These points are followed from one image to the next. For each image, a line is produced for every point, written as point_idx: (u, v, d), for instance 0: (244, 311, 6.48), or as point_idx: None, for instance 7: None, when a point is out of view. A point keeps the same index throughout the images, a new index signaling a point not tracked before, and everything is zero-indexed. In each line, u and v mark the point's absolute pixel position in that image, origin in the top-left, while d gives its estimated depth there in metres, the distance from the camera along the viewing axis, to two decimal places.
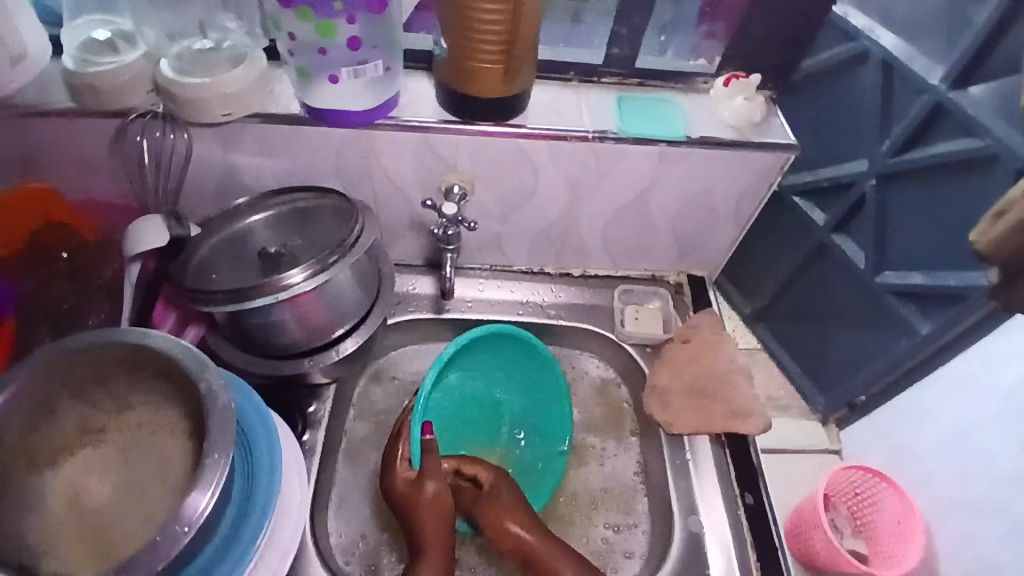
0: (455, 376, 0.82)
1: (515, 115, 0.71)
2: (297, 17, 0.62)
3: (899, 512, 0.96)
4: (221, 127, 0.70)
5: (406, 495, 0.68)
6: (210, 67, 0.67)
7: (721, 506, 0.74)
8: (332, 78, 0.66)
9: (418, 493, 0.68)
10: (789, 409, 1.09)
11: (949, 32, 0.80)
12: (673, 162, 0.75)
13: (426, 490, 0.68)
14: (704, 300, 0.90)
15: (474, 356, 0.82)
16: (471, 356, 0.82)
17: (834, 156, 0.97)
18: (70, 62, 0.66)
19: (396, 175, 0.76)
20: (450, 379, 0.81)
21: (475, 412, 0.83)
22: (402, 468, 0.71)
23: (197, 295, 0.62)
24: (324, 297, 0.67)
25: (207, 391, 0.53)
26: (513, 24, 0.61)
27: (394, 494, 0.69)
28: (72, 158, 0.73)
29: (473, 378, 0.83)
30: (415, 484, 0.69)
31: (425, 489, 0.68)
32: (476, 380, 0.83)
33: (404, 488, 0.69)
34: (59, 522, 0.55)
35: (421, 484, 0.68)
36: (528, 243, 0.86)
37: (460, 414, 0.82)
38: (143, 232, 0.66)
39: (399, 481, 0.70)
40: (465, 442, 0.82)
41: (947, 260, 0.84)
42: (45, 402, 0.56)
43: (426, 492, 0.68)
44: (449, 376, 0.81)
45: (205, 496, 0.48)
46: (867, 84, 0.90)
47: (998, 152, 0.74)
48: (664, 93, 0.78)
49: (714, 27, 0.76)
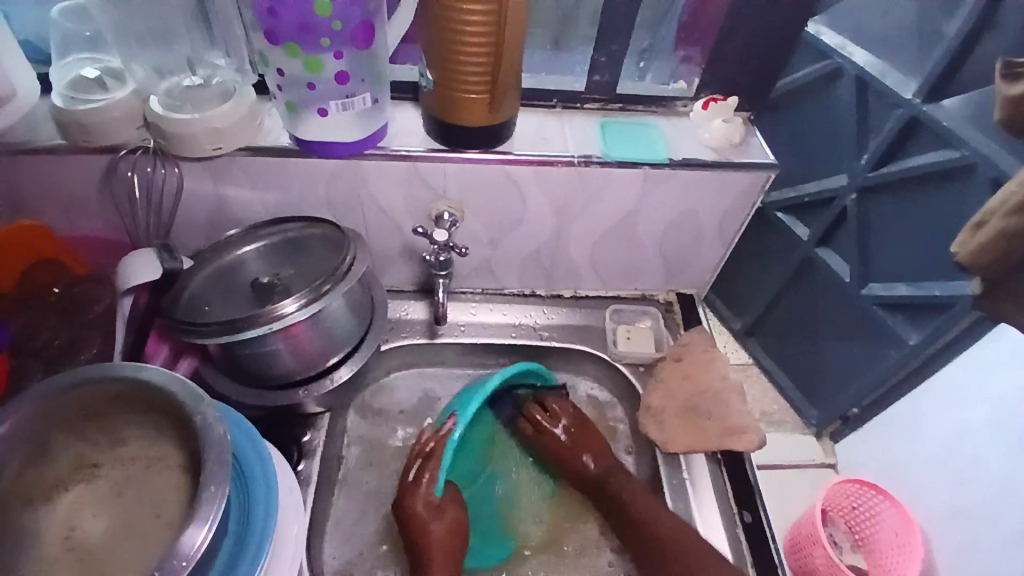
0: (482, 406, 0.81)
1: (500, 142, 0.73)
2: (285, 53, 0.63)
3: (896, 524, 0.98)
4: (211, 160, 0.71)
5: (419, 522, 0.70)
6: (199, 104, 0.67)
7: (720, 524, 0.74)
8: (321, 110, 0.67)
9: (426, 532, 0.70)
10: (783, 424, 1.10)
11: (921, 48, 0.83)
12: (658, 183, 0.77)
13: (432, 531, 0.70)
14: (693, 317, 0.91)
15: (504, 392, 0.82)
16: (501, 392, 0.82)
17: (815, 172, 0.99)
18: (60, 100, 0.66)
19: (385, 204, 0.77)
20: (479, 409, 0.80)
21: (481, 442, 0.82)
22: (423, 489, 0.73)
23: (190, 327, 0.62)
24: (317, 326, 0.68)
25: (202, 423, 0.53)
26: (497, 55, 0.62)
27: (406, 516, 0.71)
28: (64, 195, 0.74)
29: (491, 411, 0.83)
30: (433, 511, 0.71)
31: (432, 529, 0.70)
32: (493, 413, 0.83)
33: (422, 513, 0.71)
34: (53, 563, 0.56)
35: (435, 518, 0.71)
36: (518, 266, 0.87)
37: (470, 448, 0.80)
38: (135, 266, 0.67)
39: (417, 502, 0.72)
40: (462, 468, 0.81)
41: (930, 271, 0.85)
42: (39, 440, 0.56)
43: (433, 533, 0.70)
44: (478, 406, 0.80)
45: (202, 530, 0.47)
46: (843, 101, 0.93)
47: (976, 161, 0.77)
48: (646, 117, 0.80)
49: (689, 52, 0.79)
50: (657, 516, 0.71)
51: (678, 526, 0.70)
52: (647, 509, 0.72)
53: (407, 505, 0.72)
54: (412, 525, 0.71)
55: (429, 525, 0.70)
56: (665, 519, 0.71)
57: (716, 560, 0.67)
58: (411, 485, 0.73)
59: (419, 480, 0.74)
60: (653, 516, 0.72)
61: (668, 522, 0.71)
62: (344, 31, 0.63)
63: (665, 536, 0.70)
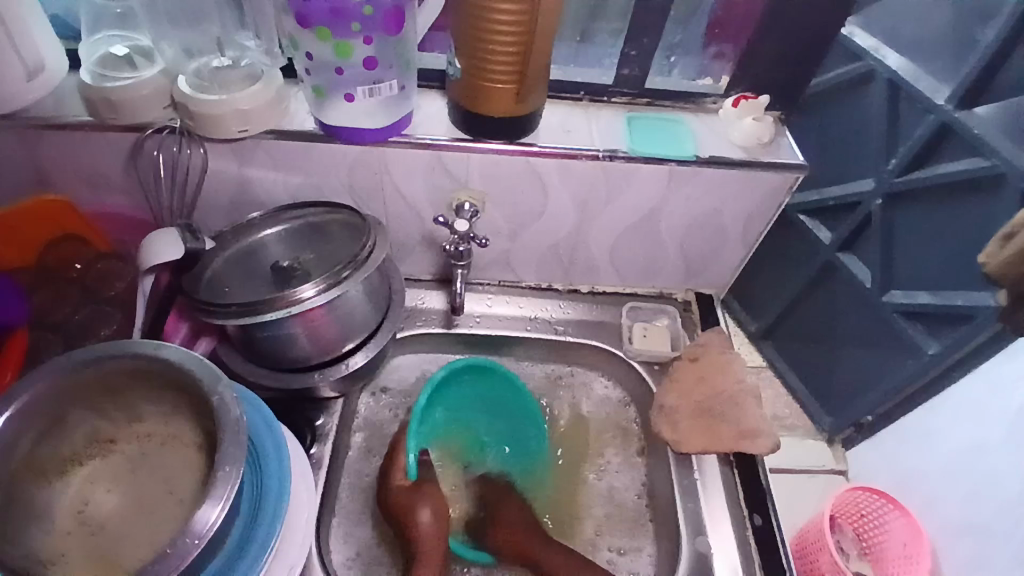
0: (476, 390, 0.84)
1: (525, 133, 0.72)
2: (315, 37, 0.63)
3: (906, 533, 0.94)
4: (236, 141, 0.71)
5: (405, 504, 0.70)
6: (227, 85, 0.68)
7: (729, 527, 0.74)
8: (348, 96, 0.67)
9: (414, 521, 0.69)
10: (795, 429, 1.09)
11: (957, 52, 0.80)
12: (683, 180, 0.75)
13: (421, 521, 0.69)
14: (711, 318, 0.90)
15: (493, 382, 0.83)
16: (491, 380, 0.83)
17: (842, 175, 0.97)
18: (87, 76, 0.67)
19: (406, 191, 0.76)
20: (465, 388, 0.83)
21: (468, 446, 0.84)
22: (398, 476, 0.73)
23: (209, 307, 0.62)
24: (335, 312, 0.68)
25: (219, 404, 0.53)
26: (527, 47, 0.61)
27: (393, 503, 0.71)
28: (88, 171, 0.74)
29: (484, 400, 0.85)
30: (416, 497, 0.71)
31: (420, 520, 0.69)
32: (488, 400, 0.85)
33: (405, 498, 0.71)
34: (66, 535, 0.57)
35: (420, 504, 0.70)
36: (536, 259, 0.86)
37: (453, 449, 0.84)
38: (155, 245, 0.66)
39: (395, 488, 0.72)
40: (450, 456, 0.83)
41: (954, 281, 0.84)
42: (55, 415, 0.56)
43: (421, 523, 0.69)
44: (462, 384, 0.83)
45: (215, 510, 0.48)
46: (875, 104, 0.91)
47: (1005, 171, 0.75)
48: (673, 113, 0.79)
49: (722, 48, 0.77)
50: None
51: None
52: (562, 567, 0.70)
53: (388, 496, 0.72)
54: (400, 510, 0.70)
55: (417, 511, 0.69)
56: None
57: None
58: (388, 475, 0.74)
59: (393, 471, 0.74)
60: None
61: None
62: (375, 16, 0.62)
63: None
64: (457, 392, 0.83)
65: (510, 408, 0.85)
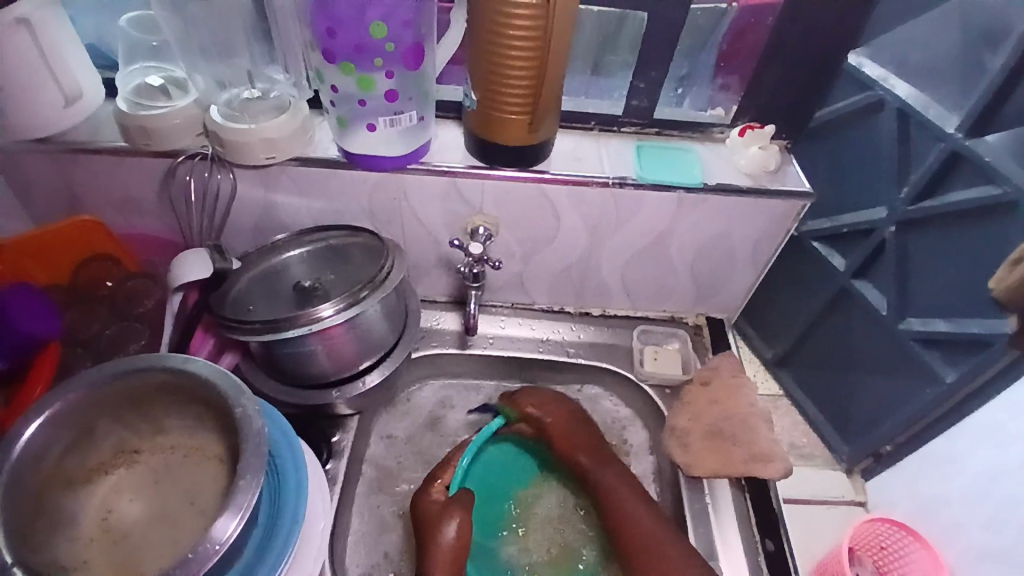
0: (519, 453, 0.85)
1: (538, 161, 0.75)
2: (339, 71, 0.67)
3: (927, 565, 0.92)
4: (263, 168, 0.74)
5: (431, 521, 0.70)
6: (256, 115, 0.71)
7: (742, 552, 0.74)
8: (369, 125, 0.70)
9: (437, 537, 0.69)
10: (813, 458, 1.08)
11: (965, 83, 0.82)
12: (691, 206, 0.78)
13: (444, 536, 0.69)
14: (722, 342, 0.91)
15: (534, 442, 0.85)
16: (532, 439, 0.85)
17: (853, 203, 0.98)
18: (125, 105, 0.71)
19: (423, 215, 0.79)
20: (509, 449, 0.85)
21: (513, 477, 0.83)
22: (437, 490, 0.74)
23: (235, 324, 0.65)
24: (353, 331, 0.70)
25: (242, 415, 0.55)
26: (539, 80, 0.64)
27: (422, 512, 0.72)
28: (120, 194, 0.78)
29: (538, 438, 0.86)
30: (442, 514, 0.71)
31: (444, 535, 0.69)
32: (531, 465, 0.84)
33: (434, 511, 0.72)
34: (88, 543, 0.59)
35: (446, 522, 0.70)
36: (549, 282, 0.89)
37: (501, 479, 0.83)
38: (187, 264, 0.69)
39: (432, 500, 0.73)
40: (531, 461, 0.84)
41: (969, 307, 0.84)
42: (85, 425, 0.59)
43: (445, 538, 0.69)
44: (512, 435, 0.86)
45: (234, 519, 0.49)
46: (884, 132, 0.92)
47: (1017, 198, 0.76)
48: (682, 142, 0.82)
49: (728, 80, 0.79)
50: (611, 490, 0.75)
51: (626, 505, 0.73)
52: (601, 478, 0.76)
53: (420, 504, 0.73)
54: (426, 522, 0.71)
55: (448, 522, 0.70)
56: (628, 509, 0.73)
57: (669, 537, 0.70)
58: (425, 488, 0.75)
59: (434, 483, 0.75)
60: (606, 496, 0.75)
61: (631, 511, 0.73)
62: (396, 52, 0.66)
63: (625, 527, 0.72)
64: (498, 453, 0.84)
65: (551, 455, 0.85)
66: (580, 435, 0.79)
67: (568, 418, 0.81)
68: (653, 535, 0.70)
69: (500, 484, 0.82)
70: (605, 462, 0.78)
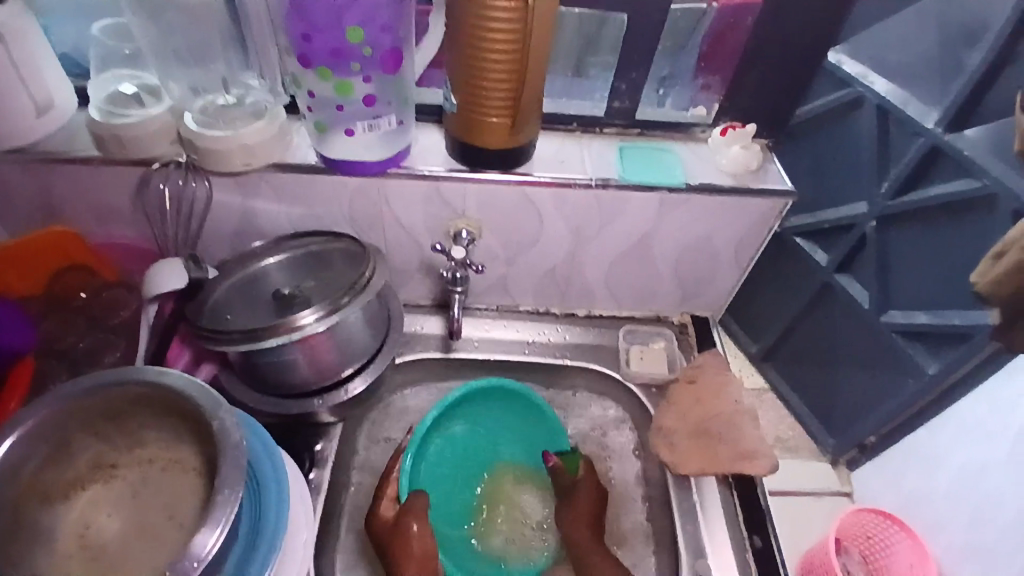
0: (461, 443, 0.86)
1: (520, 163, 0.74)
2: (317, 76, 0.66)
3: (911, 555, 0.94)
4: (240, 174, 0.73)
5: (392, 530, 0.72)
6: (232, 122, 0.70)
7: (729, 549, 0.74)
8: (348, 131, 0.69)
9: (402, 540, 0.70)
10: (798, 451, 1.09)
11: (944, 79, 0.82)
12: (674, 206, 0.77)
13: (410, 534, 0.71)
14: (707, 340, 0.92)
15: (474, 428, 0.87)
16: (474, 427, 0.87)
17: (835, 198, 0.99)
18: (98, 114, 0.69)
19: (406, 220, 0.78)
20: (453, 439, 0.86)
21: (466, 466, 0.85)
22: (386, 505, 0.75)
23: (213, 334, 0.64)
24: (335, 338, 0.69)
25: (219, 429, 0.54)
26: (520, 83, 0.64)
27: (379, 533, 0.72)
28: (96, 203, 0.77)
29: (486, 425, 0.87)
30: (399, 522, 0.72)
31: (410, 531, 0.71)
32: (475, 450, 0.86)
33: (391, 521, 0.73)
34: (67, 559, 0.58)
35: (407, 524, 0.72)
36: (534, 285, 0.88)
37: (455, 470, 0.85)
38: (163, 273, 0.69)
39: (381, 519, 0.74)
40: (481, 447, 0.87)
41: (950, 300, 0.85)
42: (60, 439, 0.57)
43: (411, 536, 0.71)
44: (458, 426, 0.86)
45: (213, 535, 0.49)
46: (865, 129, 0.93)
47: (997, 191, 0.76)
48: (663, 142, 0.82)
49: (709, 80, 0.79)
50: (587, 520, 0.76)
51: (589, 542, 0.74)
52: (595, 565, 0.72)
53: (373, 525, 0.73)
54: (390, 531, 0.72)
55: (409, 522, 0.72)
56: None
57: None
58: (376, 506, 0.75)
59: (382, 497, 0.76)
60: (571, 528, 0.75)
61: None
62: (374, 57, 0.65)
63: None
64: (443, 446, 0.85)
65: (503, 440, 0.87)
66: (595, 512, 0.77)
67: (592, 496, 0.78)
68: None
69: (454, 474, 0.84)
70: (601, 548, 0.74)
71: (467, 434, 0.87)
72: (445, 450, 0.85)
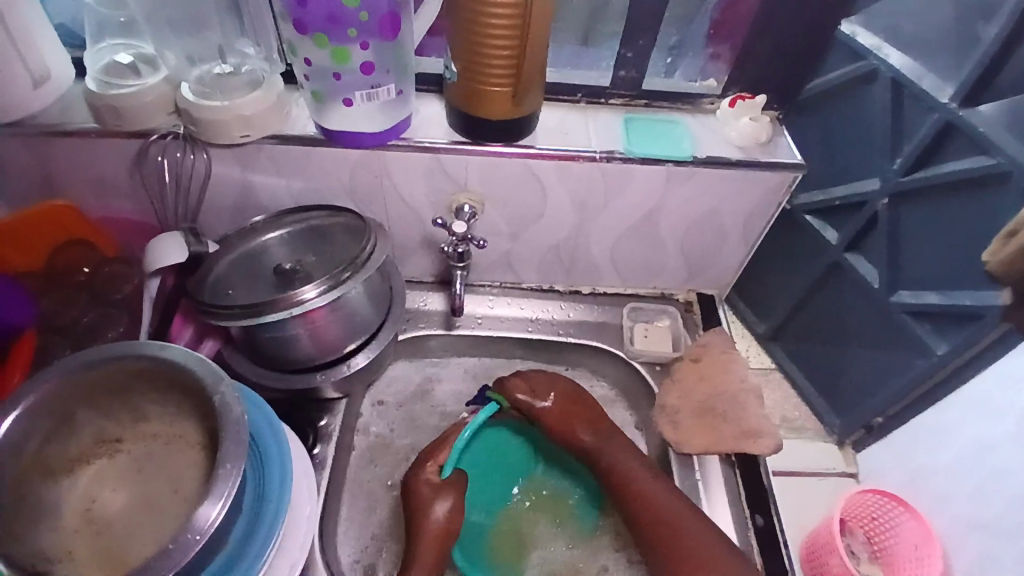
0: (513, 440, 0.84)
1: (524, 136, 0.73)
2: (313, 44, 0.64)
3: (915, 536, 0.94)
4: (239, 147, 0.72)
5: (420, 495, 0.71)
6: (229, 92, 0.69)
7: (731, 527, 0.74)
8: (346, 100, 0.68)
9: (427, 512, 0.70)
10: (804, 431, 1.08)
11: (958, 52, 0.79)
12: (681, 181, 0.76)
13: (434, 514, 0.70)
14: (712, 318, 0.90)
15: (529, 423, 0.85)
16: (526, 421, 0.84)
17: (847, 174, 0.97)
18: (94, 85, 0.68)
19: (407, 194, 0.77)
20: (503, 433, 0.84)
21: (495, 471, 0.83)
22: (430, 469, 0.73)
23: (212, 309, 0.63)
24: (336, 313, 0.69)
25: (221, 403, 0.54)
26: (521, 49, 0.62)
27: (412, 489, 0.72)
28: (94, 177, 0.76)
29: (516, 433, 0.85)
30: (434, 491, 0.71)
31: (434, 512, 0.70)
32: (514, 443, 0.84)
33: (427, 489, 0.72)
34: (73, 534, 0.58)
35: (439, 499, 0.71)
36: (536, 261, 0.87)
37: (485, 475, 0.82)
38: (162, 247, 0.69)
39: (423, 480, 0.72)
40: (511, 453, 0.84)
41: (962, 279, 0.83)
42: (66, 413, 0.57)
43: (434, 517, 0.70)
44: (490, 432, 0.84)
45: (217, 506, 0.48)
46: (878, 102, 0.90)
47: (1010, 169, 0.74)
48: (672, 114, 0.79)
49: (720, 49, 0.78)
50: (586, 427, 0.77)
51: (594, 444, 0.76)
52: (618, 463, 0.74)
53: (413, 480, 0.73)
54: (415, 498, 0.71)
55: (433, 503, 0.70)
56: (654, 492, 0.71)
57: (641, 469, 0.73)
58: (421, 464, 0.74)
59: (430, 462, 0.74)
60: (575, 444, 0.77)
61: (654, 493, 0.71)
62: (371, 22, 0.63)
63: (630, 491, 0.72)
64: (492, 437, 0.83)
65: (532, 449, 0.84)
66: (584, 410, 0.78)
67: (564, 394, 0.79)
68: (685, 527, 0.68)
69: (483, 479, 0.82)
70: (608, 437, 0.76)
71: (496, 443, 0.84)
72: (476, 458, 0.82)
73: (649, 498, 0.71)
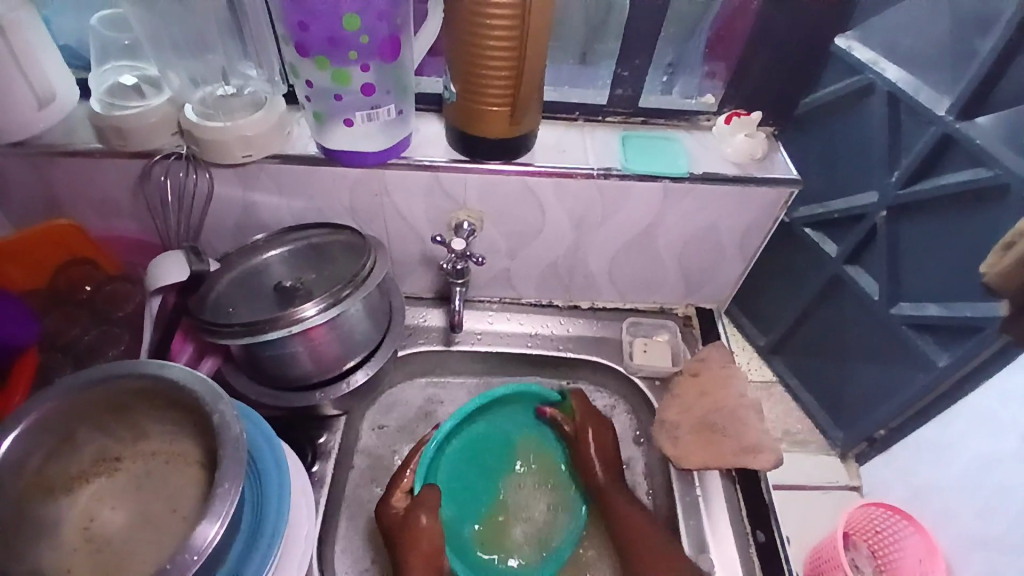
0: (489, 441, 0.85)
1: (522, 153, 0.73)
2: (314, 65, 0.65)
3: (920, 550, 0.93)
4: (240, 166, 0.73)
5: (398, 520, 0.71)
6: (231, 113, 0.70)
7: (733, 544, 0.74)
8: (347, 120, 0.69)
9: (411, 521, 0.70)
10: (807, 444, 1.07)
11: (955, 67, 0.80)
12: (678, 197, 0.76)
13: (420, 523, 0.70)
14: (712, 333, 0.91)
15: (505, 419, 0.86)
16: (510, 421, 0.86)
17: (845, 188, 0.97)
18: (98, 105, 0.69)
19: (406, 212, 0.78)
20: (480, 430, 0.84)
21: (473, 476, 0.82)
22: (398, 496, 0.74)
23: (213, 327, 0.64)
24: (336, 331, 0.69)
25: (219, 421, 0.54)
26: (519, 70, 0.63)
27: (387, 522, 0.72)
28: (97, 196, 0.77)
29: (490, 435, 0.85)
30: (408, 512, 0.71)
31: (419, 522, 0.70)
32: (490, 446, 0.84)
33: (399, 516, 0.71)
34: (73, 552, 0.59)
35: (414, 514, 0.71)
36: (536, 276, 0.88)
37: (463, 479, 0.82)
38: (165, 265, 0.69)
39: (393, 509, 0.73)
40: (486, 455, 0.84)
41: (962, 291, 0.83)
42: (66, 432, 0.58)
43: (420, 525, 0.70)
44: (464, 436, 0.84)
45: (215, 525, 0.49)
46: (876, 116, 0.91)
47: (1008, 181, 0.74)
48: (668, 131, 0.81)
49: (715, 67, 0.78)
50: (600, 450, 0.79)
51: (605, 480, 0.77)
52: (615, 499, 0.75)
53: (385, 512, 0.73)
54: (394, 525, 0.71)
55: (417, 516, 0.70)
56: (640, 521, 0.73)
57: (634, 509, 0.74)
58: (386, 497, 0.74)
59: (397, 487, 0.75)
60: (589, 473, 0.78)
61: (638, 522, 0.73)
62: (371, 45, 0.64)
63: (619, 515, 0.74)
64: (470, 435, 0.84)
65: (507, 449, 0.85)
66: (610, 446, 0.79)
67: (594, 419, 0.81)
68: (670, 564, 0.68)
69: (462, 484, 0.82)
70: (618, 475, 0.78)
71: (470, 446, 0.84)
72: (453, 463, 0.82)
73: (634, 532, 0.72)
